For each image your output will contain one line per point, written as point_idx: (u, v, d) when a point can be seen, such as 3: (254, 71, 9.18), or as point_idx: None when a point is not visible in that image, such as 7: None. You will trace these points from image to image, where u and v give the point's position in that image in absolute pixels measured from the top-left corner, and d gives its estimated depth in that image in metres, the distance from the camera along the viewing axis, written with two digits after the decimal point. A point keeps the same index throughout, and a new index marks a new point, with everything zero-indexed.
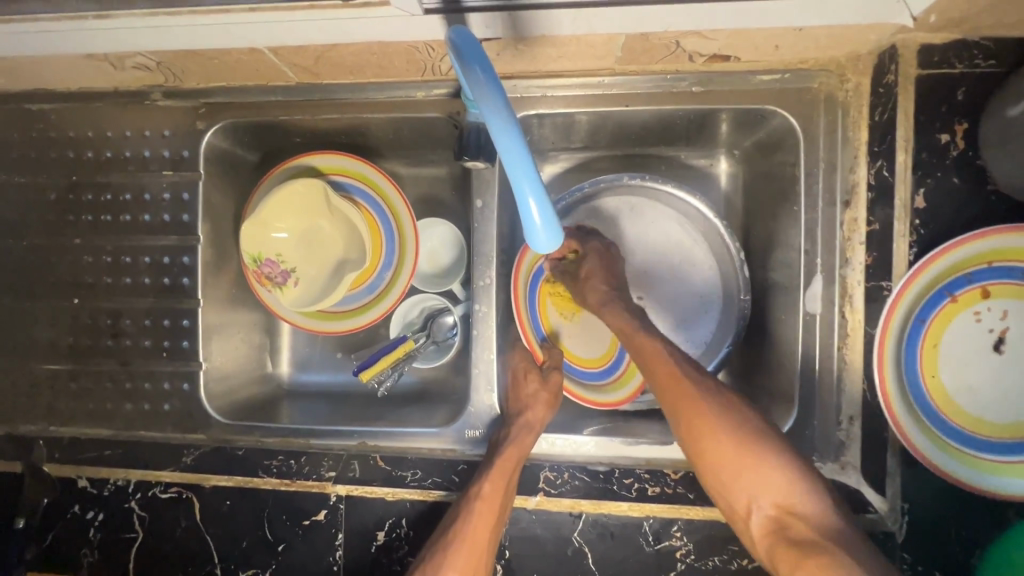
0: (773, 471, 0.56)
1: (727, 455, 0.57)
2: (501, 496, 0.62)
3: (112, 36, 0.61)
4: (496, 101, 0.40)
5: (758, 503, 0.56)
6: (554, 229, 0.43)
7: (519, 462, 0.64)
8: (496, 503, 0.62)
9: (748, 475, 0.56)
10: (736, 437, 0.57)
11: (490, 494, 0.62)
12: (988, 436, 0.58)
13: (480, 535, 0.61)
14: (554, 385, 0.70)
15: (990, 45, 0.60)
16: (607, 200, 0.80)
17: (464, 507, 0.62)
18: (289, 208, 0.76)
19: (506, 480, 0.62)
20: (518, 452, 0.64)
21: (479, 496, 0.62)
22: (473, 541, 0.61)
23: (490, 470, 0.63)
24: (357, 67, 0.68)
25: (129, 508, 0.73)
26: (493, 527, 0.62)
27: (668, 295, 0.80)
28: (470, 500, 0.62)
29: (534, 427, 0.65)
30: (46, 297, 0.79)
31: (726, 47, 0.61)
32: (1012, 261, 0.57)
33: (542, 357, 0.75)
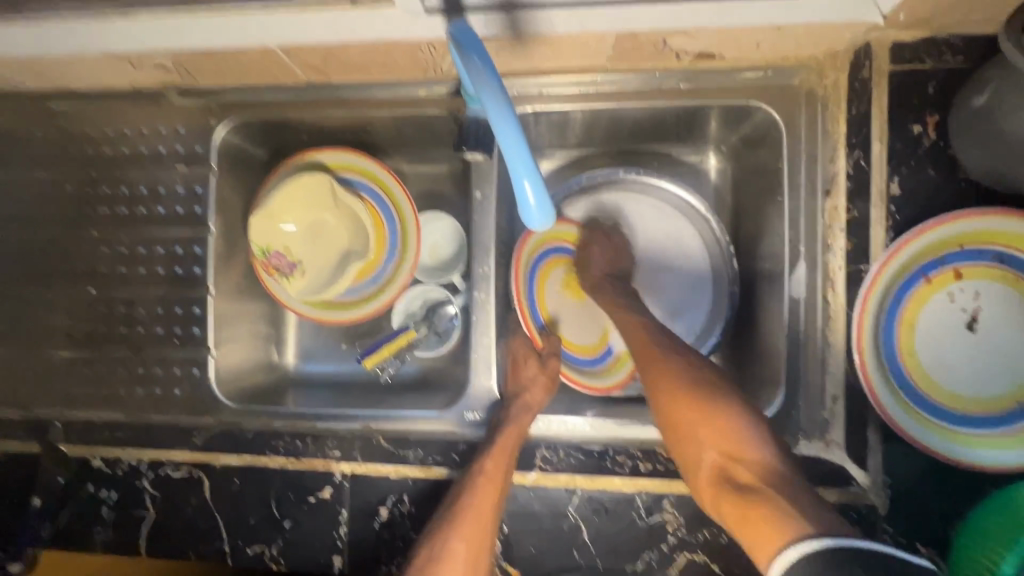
0: (726, 425, 0.58)
1: (682, 410, 0.60)
2: (503, 470, 0.65)
3: (134, 36, 0.65)
4: (495, 90, 0.44)
5: (706, 455, 0.58)
6: (547, 210, 0.47)
7: (519, 439, 0.67)
8: (499, 476, 0.65)
9: (702, 429, 0.58)
10: (694, 396, 0.60)
11: (492, 469, 0.65)
12: (963, 410, 0.61)
13: (485, 508, 0.63)
14: (552, 369, 0.74)
15: (957, 43, 0.64)
16: (605, 193, 0.84)
17: (468, 483, 0.65)
18: (298, 201, 0.80)
19: (508, 456, 0.66)
20: (518, 430, 0.67)
21: (482, 471, 0.65)
22: (479, 513, 0.63)
23: (493, 448, 0.66)
24: (363, 66, 0.72)
25: (141, 488, 0.75)
26: (497, 502, 0.64)
27: (660, 287, 0.83)
28: (474, 476, 0.65)
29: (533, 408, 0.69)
30: (64, 286, 0.82)
31: (710, 45, 0.65)
32: (981, 244, 0.61)
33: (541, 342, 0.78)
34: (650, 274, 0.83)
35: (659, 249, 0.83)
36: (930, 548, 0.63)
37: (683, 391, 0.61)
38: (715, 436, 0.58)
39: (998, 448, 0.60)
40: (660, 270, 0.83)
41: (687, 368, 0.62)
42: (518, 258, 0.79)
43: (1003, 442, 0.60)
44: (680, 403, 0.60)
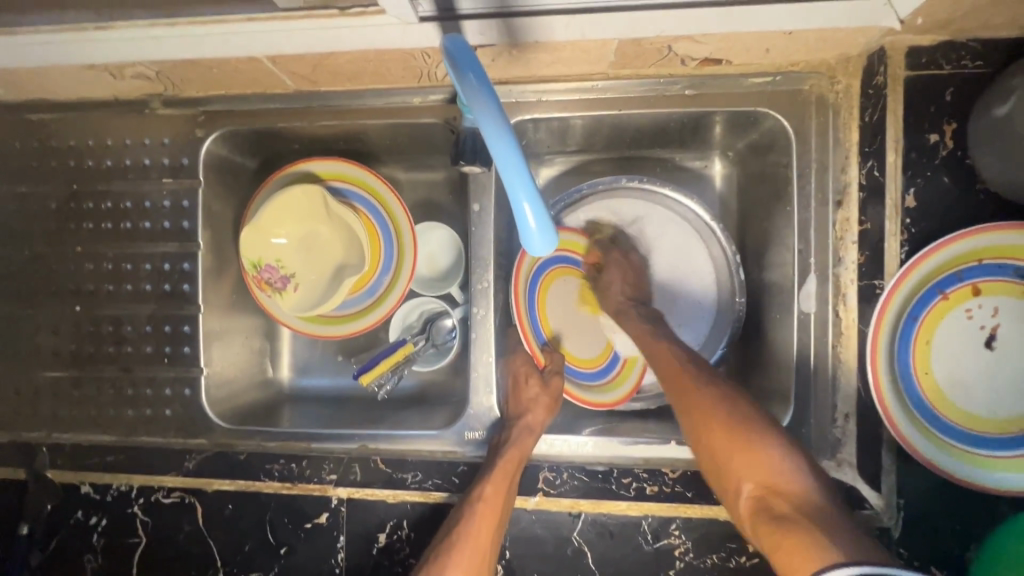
0: (764, 457, 0.57)
1: (715, 441, 0.59)
2: (502, 497, 0.63)
3: (112, 46, 0.62)
4: (492, 108, 0.41)
5: (743, 484, 0.57)
6: (549, 234, 0.44)
7: (520, 462, 0.65)
8: (498, 503, 0.62)
9: (740, 459, 0.57)
10: (720, 422, 0.60)
11: (492, 495, 0.62)
12: (981, 431, 0.59)
13: (483, 535, 0.61)
14: (555, 390, 0.71)
15: (976, 46, 0.61)
16: (608, 203, 0.80)
17: (466, 510, 0.63)
18: (288, 214, 0.77)
19: (508, 481, 0.63)
20: (519, 454, 0.64)
21: (481, 497, 0.62)
22: (477, 541, 0.61)
23: (492, 473, 0.63)
24: (354, 74, 0.69)
25: (132, 513, 0.73)
26: (495, 529, 0.62)
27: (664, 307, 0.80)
28: (472, 502, 0.63)
29: (534, 429, 0.66)
30: (48, 305, 0.80)
31: (717, 51, 0.62)
32: (1001, 258, 0.58)
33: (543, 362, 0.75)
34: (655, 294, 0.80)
35: (668, 263, 0.80)
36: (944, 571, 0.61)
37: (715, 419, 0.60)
38: (755, 466, 0.57)
39: (1017, 471, 0.58)
40: (664, 289, 0.80)
41: (722, 400, 0.61)
42: (518, 276, 0.75)
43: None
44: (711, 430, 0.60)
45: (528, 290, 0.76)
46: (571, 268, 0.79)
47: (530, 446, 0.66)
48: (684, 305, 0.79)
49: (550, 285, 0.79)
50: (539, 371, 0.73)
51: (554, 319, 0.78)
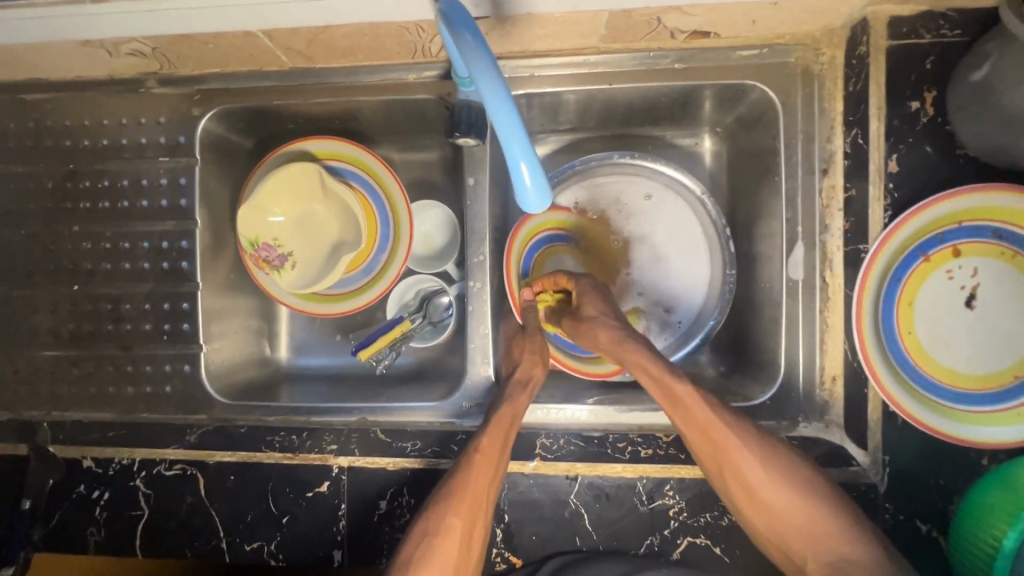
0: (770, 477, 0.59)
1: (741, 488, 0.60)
2: (499, 451, 0.63)
3: (109, 21, 0.63)
4: (487, 67, 0.42)
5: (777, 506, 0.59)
6: (544, 190, 0.45)
7: (518, 418, 0.65)
8: (494, 457, 0.63)
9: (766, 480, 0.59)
10: (755, 478, 0.59)
11: (488, 448, 0.62)
12: (961, 387, 0.62)
13: (479, 485, 0.61)
14: (537, 346, 0.70)
15: (955, 16, 0.63)
16: (602, 180, 0.82)
17: (462, 462, 0.63)
18: (286, 193, 0.78)
19: (504, 436, 0.63)
20: (514, 411, 0.64)
21: (477, 449, 0.63)
22: (473, 493, 0.61)
23: (489, 426, 0.64)
24: (350, 50, 0.70)
25: (134, 486, 0.74)
26: (491, 483, 0.62)
27: (653, 283, 0.82)
28: (469, 455, 0.63)
29: (528, 385, 0.66)
30: (47, 284, 0.80)
31: (706, 23, 0.64)
32: (980, 220, 0.61)
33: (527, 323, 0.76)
34: (645, 273, 0.82)
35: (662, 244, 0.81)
36: (928, 525, 0.63)
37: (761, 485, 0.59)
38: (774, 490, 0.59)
39: (994, 424, 0.61)
40: (655, 266, 0.82)
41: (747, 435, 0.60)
42: (509, 249, 0.77)
43: (1001, 417, 0.61)
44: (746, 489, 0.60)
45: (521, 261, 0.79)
46: (563, 246, 0.82)
47: (525, 406, 0.66)
48: (671, 283, 0.81)
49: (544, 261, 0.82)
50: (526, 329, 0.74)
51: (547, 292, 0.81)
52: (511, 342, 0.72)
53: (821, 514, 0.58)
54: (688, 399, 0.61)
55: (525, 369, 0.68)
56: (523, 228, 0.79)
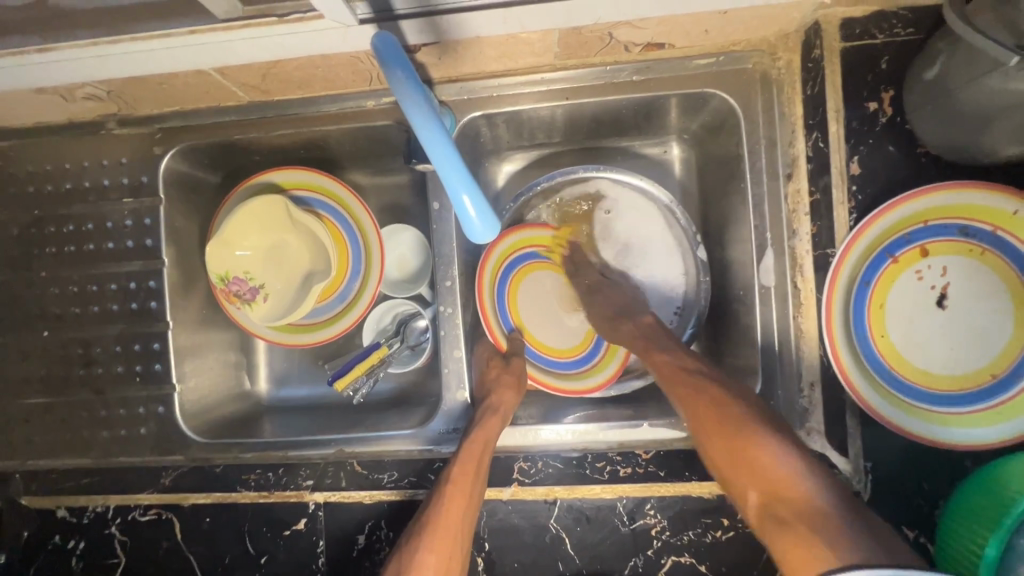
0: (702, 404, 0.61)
1: (733, 452, 0.57)
2: (472, 480, 0.62)
3: (59, 68, 0.63)
4: (419, 101, 0.42)
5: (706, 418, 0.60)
6: (491, 219, 0.45)
7: (493, 444, 0.64)
8: (467, 487, 0.62)
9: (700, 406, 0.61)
10: (750, 446, 0.56)
11: (460, 478, 0.62)
12: (939, 389, 0.60)
13: (453, 516, 0.60)
14: (519, 370, 0.72)
15: (907, 15, 0.62)
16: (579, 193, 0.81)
17: (437, 492, 0.62)
18: (252, 227, 0.77)
19: (477, 465, 0.62)
20: (486, 436, 0.64)
21: (450, 480, 0.62)
22: (450, 522, 0.60)
23: (459, 456, 0.63)
24: (305, 81, 0.70)
25: (110, 534, 0.72)
26: (469, 513, 0.61)
27: (638, 283, 0.81)
28: (442, 485, 0.62)
29: (499, 410, 0.67)
30: (17, 331, 0.79)
31: (659, 35, 0.64)
32: (947, 218, 0.60)
33: (504, 346, 0.77)
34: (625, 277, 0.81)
35: (640, 254, 0.81)
36: (916, 531, 0.61)
37: (755, 451, 0.56)
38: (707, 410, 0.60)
39: (974, 426, 0.59)
40: (640, 264, 0.81)
41: (689, 378, 0.64)
42: (481, 273, 0.76)
43: (981, 418, 0.59)
44: (741, 458, 0.56)
45: (495, 294, 0.78)
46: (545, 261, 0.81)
47: (499, 433, 0.66)
48: (654, 279, 0.81)
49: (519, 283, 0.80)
50: (501, 355, 0.75)
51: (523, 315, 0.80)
52: (488, 365, 0.73)
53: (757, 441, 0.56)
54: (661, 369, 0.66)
55: (496, 394, 0.68)
56: (493, 260, 0.77)
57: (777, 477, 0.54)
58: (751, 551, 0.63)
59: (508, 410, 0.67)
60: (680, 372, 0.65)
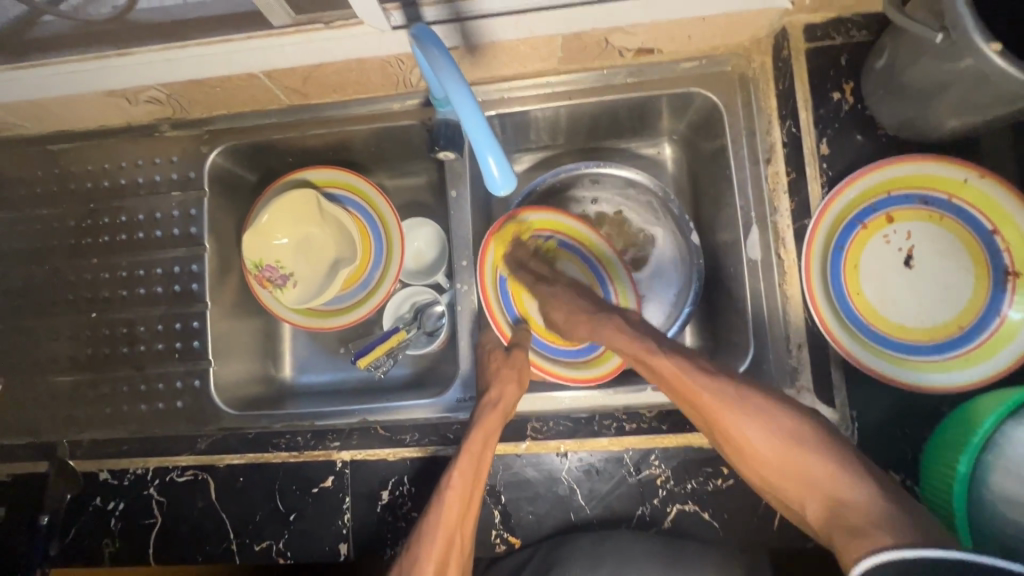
0: (664, 368, 0.65)
1: (786, 466, 0.56)
2: (471, 483, 0.65)
3: (132, 71, 0.73)
4: (451, 72, 0.51)
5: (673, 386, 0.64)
6: (509, 174, 0.52)
7: (491, 443, 0.67)
8: (467, 490, 0.64)
9: (665, 373, 0.65)
10: (718, 409, 0.60)
11: (459, 481, 0.64)
12: (913, 340, 0.67)
13: (453, 520, 0.62)
14: (519, 363, 0.73)
15: (859, 21, 0.73)
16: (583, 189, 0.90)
17: (436, 499, 0.64)
18: (286, 217, 0.86)
19: (476, 466, 0.65)
20: (484, 437, 0.67)
21: (450, 486, 0.64)
22: (449, 527, 0.62)
23: (459, 459, 0.65)
24: (340, 85, 0.80)
25: (148, 495, 0.77)
26: (469, 513, 0.64)
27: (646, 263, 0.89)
28: (441, 491, 0.64)
29: (498, 405, 0.69)
30: (67, 313, 0.86)
31: (648, 41, 0.74)
32: (907, 188, 0.68)
33: (508, 336, 0.79)
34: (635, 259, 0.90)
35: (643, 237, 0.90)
36: (902, 475, 0.66)
37: (724, 416, 0.60)
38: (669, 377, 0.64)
39: (947, 372, 0.65)
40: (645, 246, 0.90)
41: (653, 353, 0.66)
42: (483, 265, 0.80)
43: (953, 365, 0.65)
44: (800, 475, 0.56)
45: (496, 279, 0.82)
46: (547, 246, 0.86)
47: (498, 430, 0.68)
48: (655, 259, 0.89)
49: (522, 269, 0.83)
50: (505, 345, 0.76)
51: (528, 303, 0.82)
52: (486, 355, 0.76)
53: (724, 404, 0.60)
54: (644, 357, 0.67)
55: (495, 390, 0.70)
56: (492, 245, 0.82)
57: (749, 437, 0.59)
58: (749, 498, 0.68)
59: (506, 405, 0.69)
60: (683, 373, 0.63)
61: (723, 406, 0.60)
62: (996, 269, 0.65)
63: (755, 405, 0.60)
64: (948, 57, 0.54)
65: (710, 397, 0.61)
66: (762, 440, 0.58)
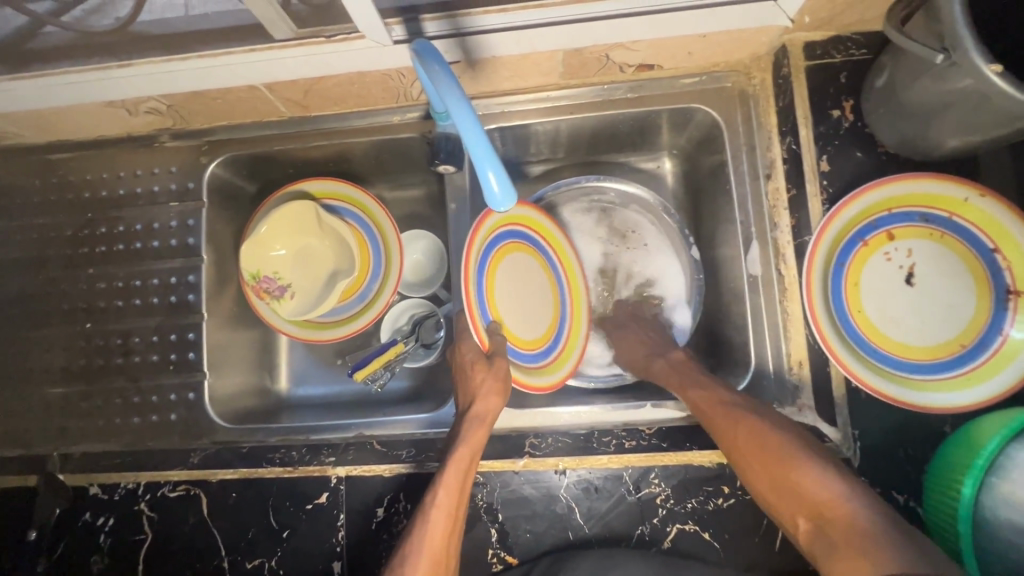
0: (692, 389, 0.68)
1: (772, 475, 0.58)
2: (455, 500, 0.63)
3: (132, 82, 0.73)
4: (451, 87, 0.50)
5: (695, 399, 0.66)
6: (509, 190, 0.52)
7: (474, 459, 0.66)
8: (450, 508, 0.63)
9: (694, 392, 0.67)
10: (729, 418, 0.62)
11: (443, 500, 0.63)
12: (914, 359, 0.66)
13: (436, 539, 0.61)
14: (503, 372, 0.69)
15: (859, 39, 0.73)
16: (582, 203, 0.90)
17: (420, 518, 0.63)
18: (285, 229, 0.85)
19: (460, 481, 0.64)
20: (468, 452, 0.65)
21: (433, 505, 0.63)
22: (434, 546, 0.60)
23: (443, 478, 0.64)
24: (341, 98, 0.80)
25: (139, 510, 0.75)
26: (453, 532, 0.62)
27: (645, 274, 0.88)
28: (424, 511, 0.63)
29: (484, 419, 0.67)
30: (62, 323, 0.86)
31: (649, 57, 0.74)
32: (907, 206, 0.68)
33: (487, 345, 0.69)
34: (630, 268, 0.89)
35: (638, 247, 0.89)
36: (905, 495, 0.65)
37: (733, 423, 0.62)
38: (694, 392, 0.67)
39: (949, 391, 0.65)
40: (641, 257, 0.88)
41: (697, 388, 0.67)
42: (467, 263, 0.66)
43: (956, 384, 0.65)
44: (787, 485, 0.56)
45: (477, 278, 0.68)
46: (522, 244, 0.74)
47: (481, 445, 0.67)
48: (654, 271, 0.88)
49: (500, 265, 0.72)
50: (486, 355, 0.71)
51: (500, 306, 0.72)
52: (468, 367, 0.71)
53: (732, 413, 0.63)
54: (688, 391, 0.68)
55: (479, 401, 0.67)
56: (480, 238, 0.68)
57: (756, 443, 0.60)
58: (751, 517, 0.67)
59: (491, 419, 0.67)
60: (708, 390, 0.66)
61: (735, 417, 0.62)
62: (998, 288, 0.65)
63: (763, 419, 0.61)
64: (949, 77, 0.54)
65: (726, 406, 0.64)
66: (762, 445, 0.59)
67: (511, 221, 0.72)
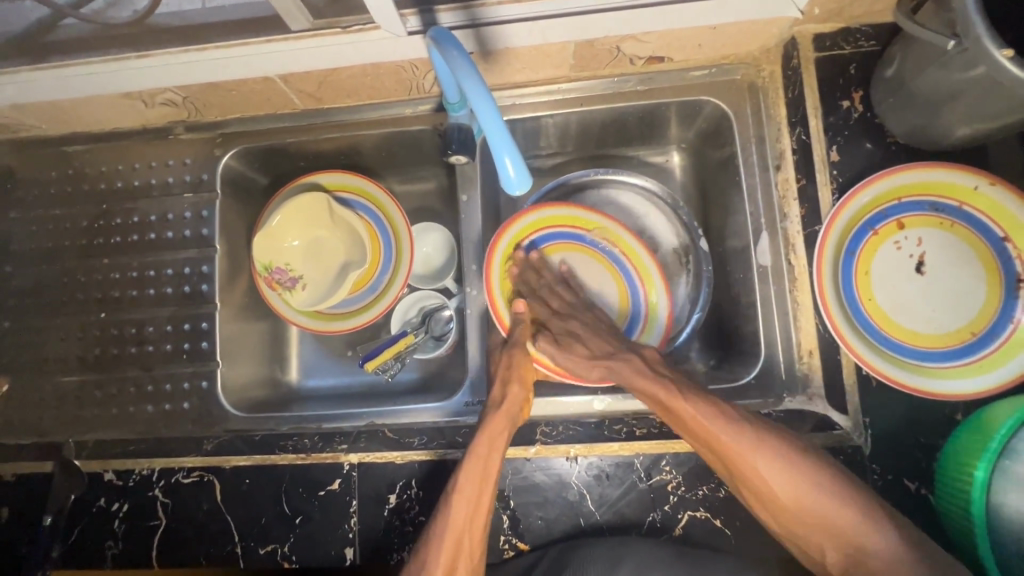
0: (687, 413, 0.63)
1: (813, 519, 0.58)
2: (481, 487, 0.64)
3: (149, 73, 0.74)
4: (470, 73, 0.51)
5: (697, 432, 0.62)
6: (525, 175, 0.53)
7: (498, 447, 0.66)
8: (478, 493, 0.63)
9: (690, 419, 0.63)
10: (750, 463, 0.60)
11: (467, 483, 0.63)
12: (925, 347, 0.67)
13: (461, 519, 0.62)
14: (524, 362, 0.72)
15: (868, 31, 0.74)
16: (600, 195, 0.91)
17: (443, 503, 0.64)
18: (297, 221, 0.86)
19: (485, 467, 0.64)
20: (496, 439, 0.66)
21: (457, 487, 0.63)
22: (458, 530, 0.61)
23: (466, 463, 0.65)
24: (354, 89, 0.81)
25: (153, 496, 0.76)
26: (479, 518, 0.63)
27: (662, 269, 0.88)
28: (448, 494, 0.64)
29: (502, 406, 0.68)
30: (76, 313, 0.87)
31: (659, 49, 0.75)
32: (918, 195, 0.68)
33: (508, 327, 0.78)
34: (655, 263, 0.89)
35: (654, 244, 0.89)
36: (917, 483, 0.65)
37: (755, 466, 0.60)
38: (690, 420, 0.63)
39: (961, 378, 0.65)
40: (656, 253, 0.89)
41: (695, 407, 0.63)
42: (490, 267, 0.80)
43: (968, 371, 0.65)
44: (815, 516, 0.58)
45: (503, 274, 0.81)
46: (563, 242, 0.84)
47: (505, 435, 0.67)
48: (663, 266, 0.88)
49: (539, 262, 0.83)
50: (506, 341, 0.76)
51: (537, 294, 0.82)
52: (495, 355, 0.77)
53: (750, 453, 0.60)
54: (677, 409, 0.64)
55: (501, 392, 0.70)
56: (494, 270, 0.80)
57: (778, 489, 0.59)
58: None
59: (512, 406, 0.68)
60: (702, 418, 0.62)
61: (758, 461, 0.60)
62: (1008, 276, 0.65)
63: (791, 460, 0.60)
64: (959, 64, 0.55)
65: (745, 450, 0.60)
66: (780, 484, 0.59)
67: (541, 225, 0.83)
